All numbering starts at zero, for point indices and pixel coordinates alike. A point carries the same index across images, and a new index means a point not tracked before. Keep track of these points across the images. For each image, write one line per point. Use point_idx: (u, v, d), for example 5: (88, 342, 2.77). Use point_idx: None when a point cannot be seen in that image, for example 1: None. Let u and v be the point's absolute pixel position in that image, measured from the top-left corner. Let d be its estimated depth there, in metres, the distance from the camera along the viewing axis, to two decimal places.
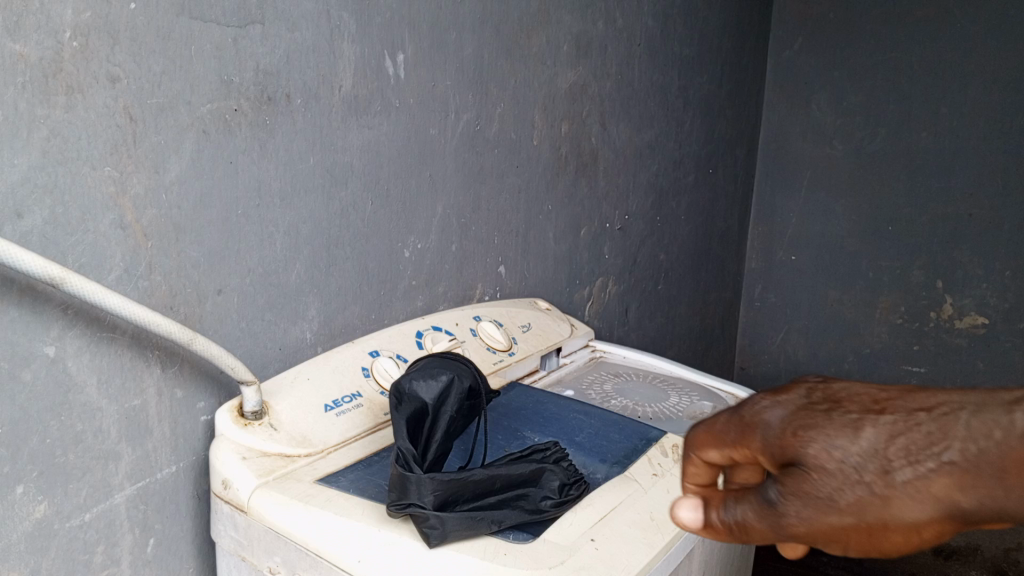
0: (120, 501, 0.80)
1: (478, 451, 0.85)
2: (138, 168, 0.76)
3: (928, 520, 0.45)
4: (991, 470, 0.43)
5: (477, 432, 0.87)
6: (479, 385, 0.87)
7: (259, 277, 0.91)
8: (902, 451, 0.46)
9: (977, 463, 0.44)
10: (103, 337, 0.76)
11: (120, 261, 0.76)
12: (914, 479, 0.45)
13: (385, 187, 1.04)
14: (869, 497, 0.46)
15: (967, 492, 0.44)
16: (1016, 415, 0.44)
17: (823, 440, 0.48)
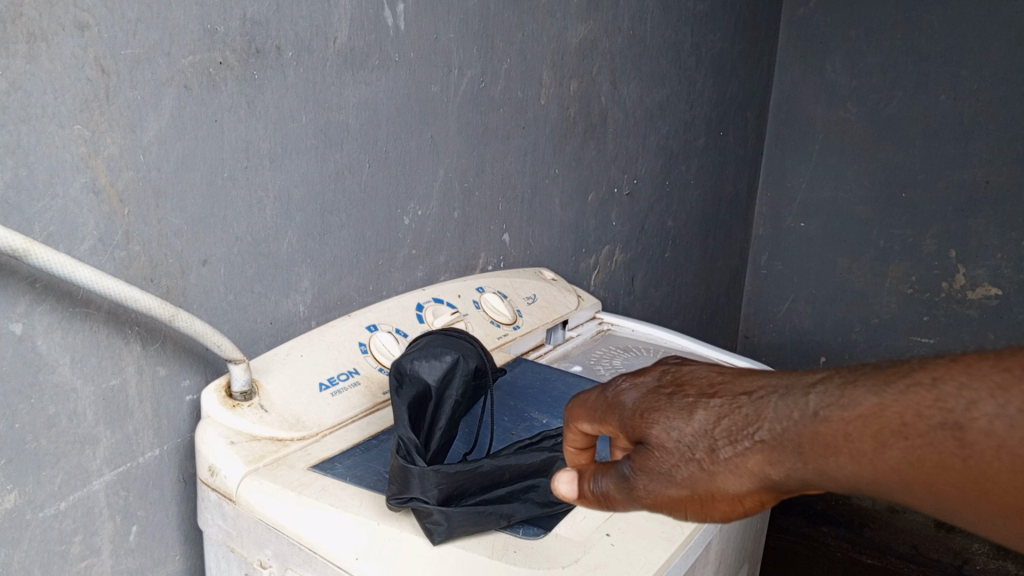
0: (99, 488, 0.75)
1: (484, 439, 0.79)
2: (111, 126, 0.69)
3: (749, 489, 0.51)
4: (795, 448, 0.48)
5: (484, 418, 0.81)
6: (487, 365, 0.80)
7: (247, 246, 0.84)
8: (724, 432, 0.51)
9: (783, 441, 0.49)
10: (76, 313, 0.69)
11: (93, 229, 0.70)
12: (732, 457, 0.50)
13: (384, 149, 0.97)
14: (699, 471, 0.51)
15: (778, 469, 0.49)
16: (811, 397, 0.49)
17: (663, 421, 0.53)
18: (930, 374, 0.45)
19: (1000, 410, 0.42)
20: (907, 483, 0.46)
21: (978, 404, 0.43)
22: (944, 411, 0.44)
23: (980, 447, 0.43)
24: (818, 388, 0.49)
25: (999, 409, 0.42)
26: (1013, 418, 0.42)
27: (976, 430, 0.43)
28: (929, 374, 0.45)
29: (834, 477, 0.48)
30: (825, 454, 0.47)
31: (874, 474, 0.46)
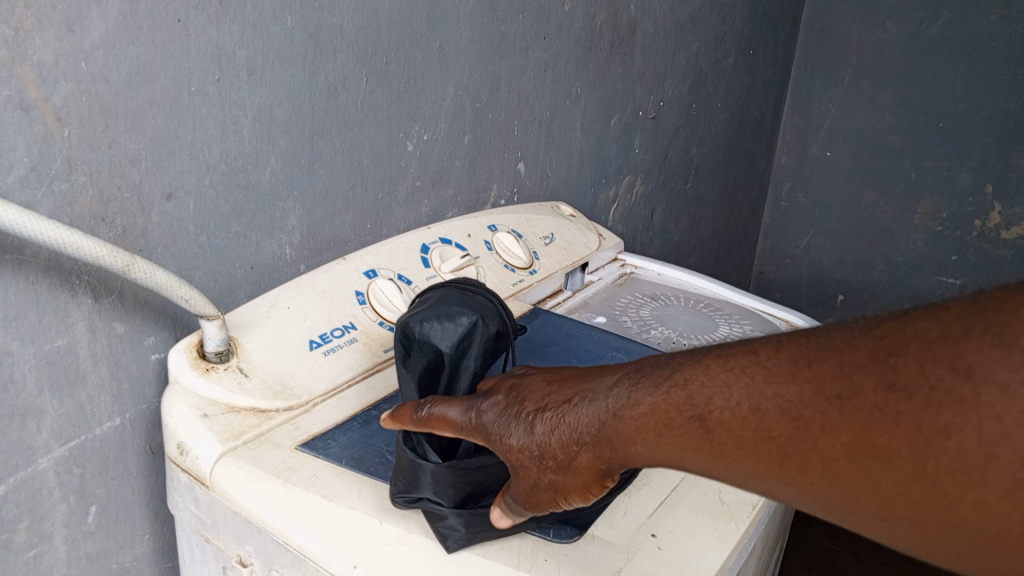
0: (47, 466, 0.63)
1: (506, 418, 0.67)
2: (41, 24, 0.54)
3: (585, 479, 0.50)
4: (600, 439, 0.48)
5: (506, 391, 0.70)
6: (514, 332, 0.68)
7: (222, 176, 0.70)
8: (543, 423, 0.50)
9: (592, 432, 0.48)
10: (7, 261, 0.56)
11: (23, 156, 0.55)
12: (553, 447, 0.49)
13: (384, 61, 0.82)
14: (544, 465, 0.50)
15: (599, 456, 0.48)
16: (604, 396, 0.48)
17: (500, 425, 0.52)
18: (684, 374, 0.45)
19: (728, 402, 0.42)
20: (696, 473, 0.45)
21: (714, 396, 0.43)
22: (691, 408, 0.44)
23: (720, 439, 0.43)
24: (614, 385, 0.48)
25: (725, 402, 0.42)
26: (735, 408, 0.42)
27: (715, 422, 0.43)
28: (682, 372, 0.45)
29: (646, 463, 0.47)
30: (623, 449, 0.47)
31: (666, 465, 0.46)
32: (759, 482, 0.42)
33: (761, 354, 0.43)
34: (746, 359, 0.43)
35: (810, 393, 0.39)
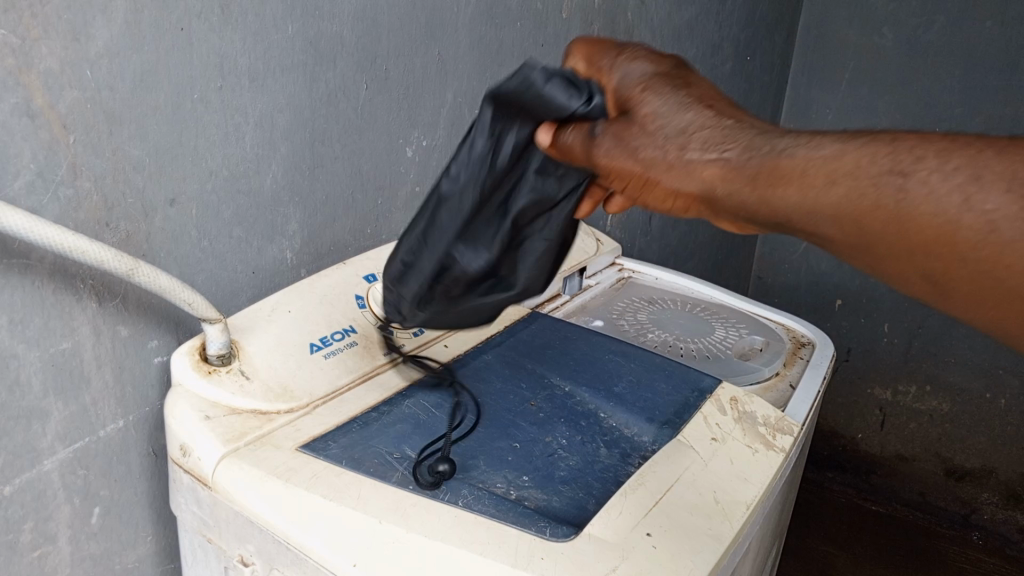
0: (52, 468, 0.64)
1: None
2: (47, 34, 0.55)
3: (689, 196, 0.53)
4: (749, 171, 0.51)
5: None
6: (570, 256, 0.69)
7: (223, 181, 0.71)
8: (701, 140, 0.52)
9: (735, 168, 0.51)
10: (12, 266, 0.57)
11: (29, 162, 0.56)
12: (695, 161, 0.52)
13: (383, 68, 0.83)
14: (662, 159, 0.53)
15: (724, 185, 0.52)
16: (783, 139, 0.51)
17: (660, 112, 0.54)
18: (889, 145, 0.48)
19: (918, 182, 0.47)
20: (828, 221, 0.50)
21: (913, 177, 0.47)
22: (887, 179, 0.47)
23: (890, 208, 0.47)
24: (796, 137, 0.51)
25: (915, 180, 0.47)
26: (922, 187, 0.46)
27: (898, 193, 0.47)
28: (879, 148, 0.49)
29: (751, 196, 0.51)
30: (775, 185, 0.50)
31: (808, 207, 0.50)
32: (892, 250, 0.48)
33: (969, 154, 0.46)
34: (948, 150, 0.47)
35: (1005, 197, 0.45)
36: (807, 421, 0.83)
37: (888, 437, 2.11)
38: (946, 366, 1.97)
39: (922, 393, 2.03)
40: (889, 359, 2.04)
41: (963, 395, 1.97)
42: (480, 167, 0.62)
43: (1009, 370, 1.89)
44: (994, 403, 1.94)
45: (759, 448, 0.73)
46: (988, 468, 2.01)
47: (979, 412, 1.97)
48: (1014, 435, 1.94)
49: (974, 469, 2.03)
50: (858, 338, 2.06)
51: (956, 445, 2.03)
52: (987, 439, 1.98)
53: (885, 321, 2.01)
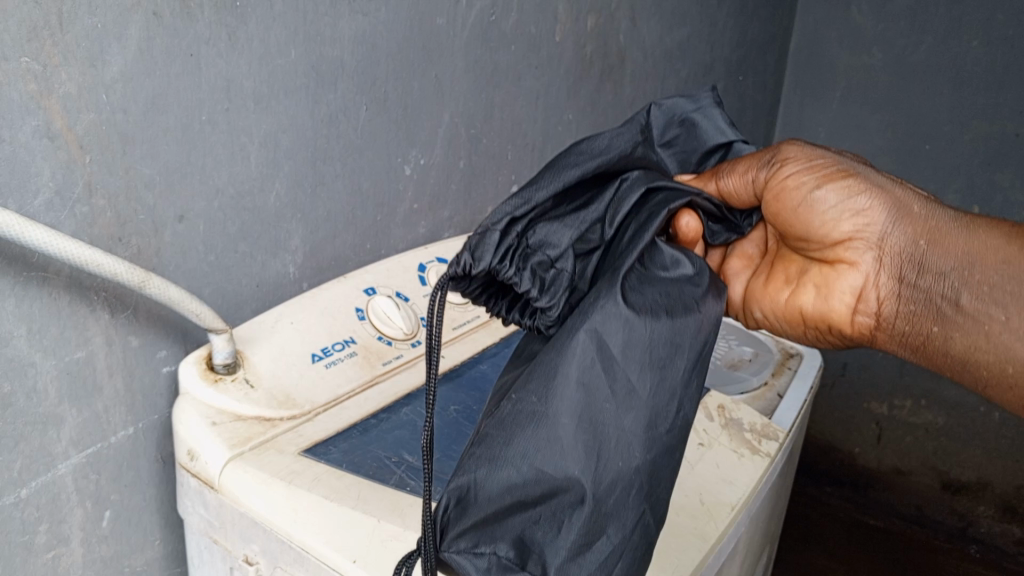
0: (66, 472, 0.67)
1: (580, 464, 0.46)
2: (67, 60, 0.59)
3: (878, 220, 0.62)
4: (951, 221, 0.61)
5: (633, 530, 0.49)
6: (700, 274, 0.53)
7: (229, 199, 0.74)
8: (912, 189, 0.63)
9: (938, 219, 0.61)
10: (32, 277, 0.60)
11: (49, 180, 0.60)
12: (904, 197, 0.63)
13: (383, 90, 0.87)
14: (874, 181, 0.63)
15: (919, 213, 0.62)
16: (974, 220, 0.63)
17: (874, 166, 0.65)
18: None
19: None
20: (998, 282, 0.59)
21: None
22: None
23: None
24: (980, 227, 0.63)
25: None
26: None
27: None
28: None
29: (937, 231, 0.61)
30: (972, 239, 0.60)
31: (992, 262, 0.59)
32: None
33: None
34: None
35: None
36: (793, 428, 0.86)
37: (885, 450, 2.12)
38: (942, 380, 1.99)
39: (917, 407, 2.04)
40: (885, 374, 2.06)
41: (958, 408, 1.99)
42: (594, 146, 0.57)
43: None
44: (988, 416, 1.96)
45: (745, 453, 0.76)
46: (984, 481, 2.02)
47: (973, 425, 1.99)
48: (1008, 448, 1.96)
49: (969, 482, 2.03)
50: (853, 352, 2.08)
51: (952, 459, 2.04)
52: (982, 453, 1.99)
53: None
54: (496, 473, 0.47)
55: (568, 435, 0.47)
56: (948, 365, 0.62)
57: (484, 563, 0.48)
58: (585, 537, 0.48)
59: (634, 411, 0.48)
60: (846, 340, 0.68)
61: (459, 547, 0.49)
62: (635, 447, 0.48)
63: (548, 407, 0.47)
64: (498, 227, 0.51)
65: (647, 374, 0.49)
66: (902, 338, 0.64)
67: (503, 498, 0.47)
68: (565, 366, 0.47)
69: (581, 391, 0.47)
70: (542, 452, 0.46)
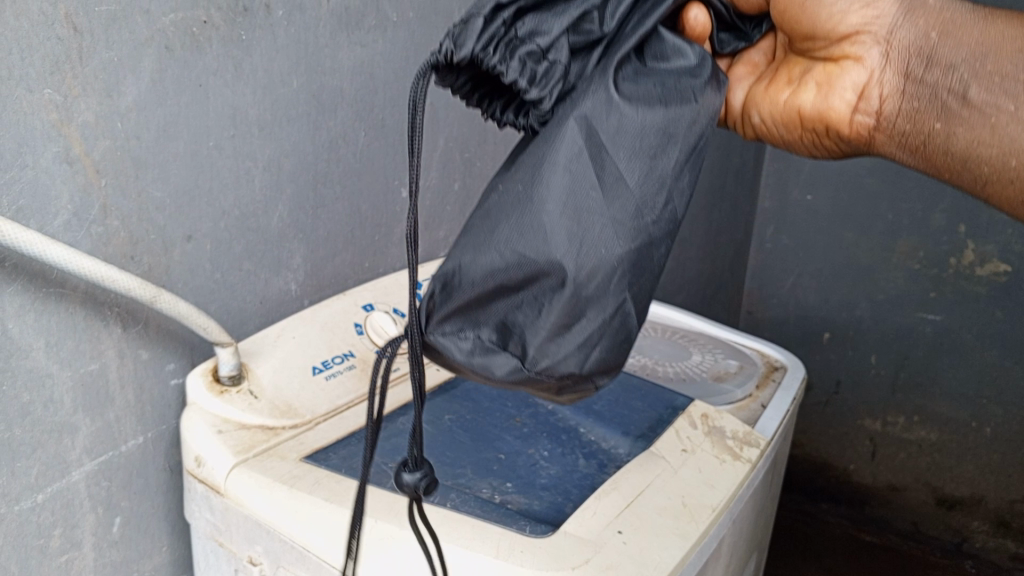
0: (79, 478, 0.70)
1: (563, 249, 0.49)
2: (86, 90, 0.63)
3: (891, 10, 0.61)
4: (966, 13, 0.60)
5: (612, 317, 0.51)
6: (701, 65, 0.54)
7: (235, 220, 0.79)
8: None
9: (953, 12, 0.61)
10: (50, 293, 0.64)
11: (67, 203, 0.64)
12: None
13: (380, 117, 0.92)
14: None
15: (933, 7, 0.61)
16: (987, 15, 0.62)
17: None
18: None
19: None
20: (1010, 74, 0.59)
21: None
22: None
23: None
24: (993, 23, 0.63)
25: None
26: None
27: None
28: None
29: (949, 23, 0.60)
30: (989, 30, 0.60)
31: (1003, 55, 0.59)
32: None
33: None
34: None
35: None
36: (775, 436, 0.89)
37: (879, 467, 2.14)
38: (933, 396, 2.02)
39: (910, 423, 2.07)
40: (877, 390, 2.09)
41: (950, 424, 2.02)
42: None
43: (993, 399, 1.96)
44: (980, 431, 1.99)
45: (727, 459, 0.80)
46: (977, 497, 2.05)
47: (966, 441, 2.02)
48: (1001, 463, 1.99)
49: (963, 498, 2.06)
50: (845, 370, 2.11)
51: (946, 475, 2.07)
52: (975, 468, 2.03)
53: (872, 353, 2.06)
54: (480, 259, 0.50)
55: (551, 219, 0.49)
56: (947, 163, 0.62)
57: (468, 343, 0.52)
58: (565, 319, 0.51)
59: (619, 198, 0.50)
60: (843, 143, 0.68)
61: (446, 329, 0.52)
62: (616, 233, 0.50)
63: (534, 193, 0.50)
64: (483, 13, 0.48)
65: (635, 162, 0.51)
66: (901, 138, 0.64)
67: (484, 284, 0.50)
68: (554, 153, 0.50)
69: (567, 177, 0.50)
70: (523, 237, 0.49)
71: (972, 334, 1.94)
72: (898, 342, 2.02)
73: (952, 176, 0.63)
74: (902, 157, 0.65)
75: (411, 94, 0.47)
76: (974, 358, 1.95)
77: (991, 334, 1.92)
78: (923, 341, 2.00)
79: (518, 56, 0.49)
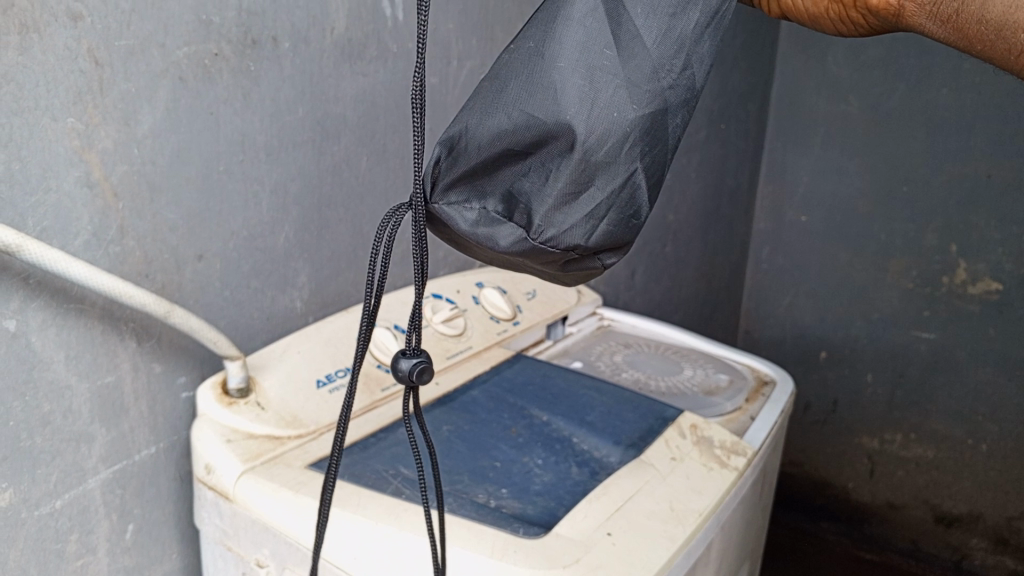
0: (94, 486, 0.74)
1: (574, 108, 0.48)
2: (105, 120, 0.68)
3: None
4: None
5: (622, 188, 0.50)
6: None
7: (244, 241, 0.83)
8: None
9: None
10: (71, 309, 0.68)
11: (87, 225, 0.68)
12: None
13: (382, 142, 0.96)
14: None
15: None
16: None
17: None
18: None
19: None
20: None
21: None
22: None
23: None
24: None
25: None
26: None
27: None
28: None
29: None
30: None
31: None
32: None
33: None
34: None
35: None
36: (763, 447, 0.92)
37: (878, 485, 2.16)
38: (930, 414, 2.04)
39: (907, 441, 2.09)
40: (874, 409, 2.11)
41: (946, 442, 2.04)
42: None
43: (989, 417, 1.97)
44: (976, 448, 2.01)
45: (714, 467, 0.83)
46: (975, 514, 2.06)
47: (963, 458, 2.03)
48: (998, 479, 2.01)
49: (961, 515, 2.08)
50: (843, 389, 2.14)
51: (944, 492, 2.08)
52: (972, 485, 2.04)
53: (868, 372, 2.09)
54: (486, 121, 0.50)
55: (563, 77, 0.48)
56: (979, 33, 0.54)
57: (473, 214, 0.52)
58: (575, 185, 0.49)
59: (636, 59, 0.49)
60: (874, 19, 0.58)
61: (453, 199, 0.52)
62: (631, 96, 0.48)
63: (545, 53, 0.49)
64: None
65: (651, 22, 0.49)
66: (937, 7, 0.55)
67: (492, 146, 0.50)
68: (567, 11, 0.49)
69: (580, 36, 0.48)
70: (531, 95, 0.48)
71: (966, 352, 1.96)
72: (893, 360, 2.05)
73: (989, 54, 0.55)
74: (930, 31, 0.56)
75: None
76: (968, 375, 1.97)
77: (985, 351, 1.94)
78: (918, 359, 2.02)
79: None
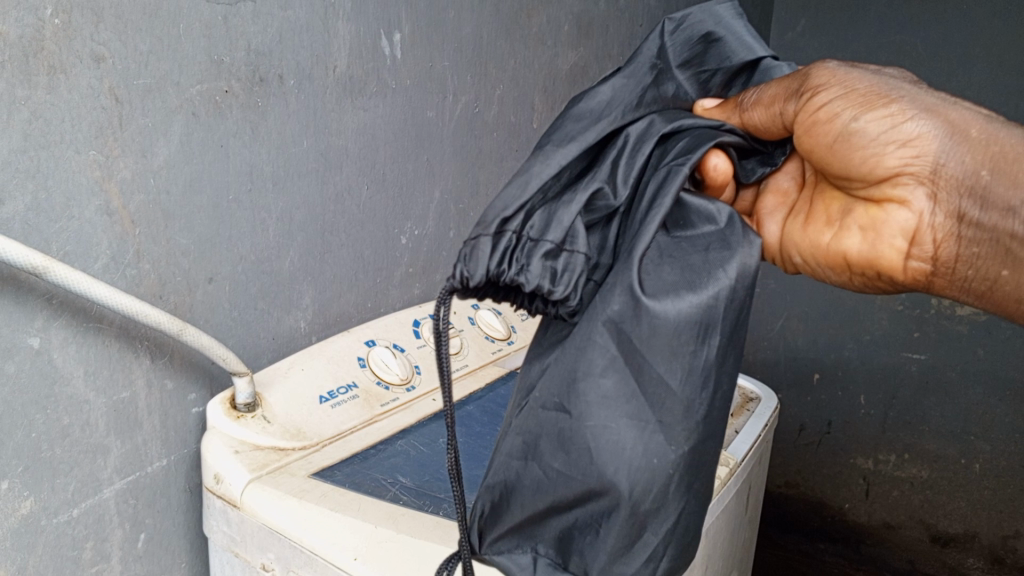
0: (109, 496, 0.78)
1: (611, 468, 0.51)
2: (124, 152, 0.73)
3: (919, 167, 0.61)
4: (991, 155, 0.60)
5: (675, 523, 0.53)
6: (729, 225, 0.55)
7: (251, 264, 0.88)
8: (952, 118, 0.61)
9: (987, 154, 0.60)
10: (90, 326, 0.73)
11: (106, 249, 0.74)
12: (938, 139, 0.61)
13: (382, 172, 1.02)
14: (911, 127, 0.61)
15: (972, 141, 0.61)
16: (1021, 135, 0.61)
17: (908, 96, 0.62)
18: None
19: None
20: None
21: None
22: None
23: None
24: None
25: None
26: None
27: None
28: None
29: (995, 163, 0.60)
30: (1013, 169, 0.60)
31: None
32: None
33: None
34: None
35: None
36: (746, 458, 0.96)
37: (874, 505, 2.19)
38: (923, 434, 2.08)
39: (901, 461, 2.12)
40: (868, 430, 2.15)
41: (939, 462, 2.08)
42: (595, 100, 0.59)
43: (981, 436, 2.01)
44: (969, 468, 2.05)
45: None
46: (971, 533, 2.09)
47: (956, 478, 2.07)
48: (991, 499, 2.04)
49: (957, 534, 2.10)
50: (837, 410, 2.17)
51: (939, 512, 2.11)
52: (966, 504, 2.07)
53: (861, 393, 2.13)
54: (526, 484, 0.55)
55: (595, 436, 0.51)
56: (1009, 303, 0.64)
57: (526, 559, 0.57)
58: (622, 541, 0.52)
59: (666, 403, 0.52)
60: (896, 285, 0.69)
61: (502, 548, 0.57)
62: (667, 440, 0.52)
63: (573, 410, 0.52)
64: (489, 232, 0.53)
65: (676, 364, 0.52)
66: (962, 283, 0.65)
67: (535, 503, 0.54)
68: (588, 363, 0.52)
69: (603, 393, 0.52)
70: (568, 458, 0.52)
71: (955, 372, 2.01)
72: (884, 382, 2.09)
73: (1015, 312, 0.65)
74: (962, 299, 0.67)
75: (439, 327, 0.53)
76: (959, 395, 2.02)
77: (975, 372, 1.99)
78: (909, 380, 2.06)
79: (535, 260, 0.53)
